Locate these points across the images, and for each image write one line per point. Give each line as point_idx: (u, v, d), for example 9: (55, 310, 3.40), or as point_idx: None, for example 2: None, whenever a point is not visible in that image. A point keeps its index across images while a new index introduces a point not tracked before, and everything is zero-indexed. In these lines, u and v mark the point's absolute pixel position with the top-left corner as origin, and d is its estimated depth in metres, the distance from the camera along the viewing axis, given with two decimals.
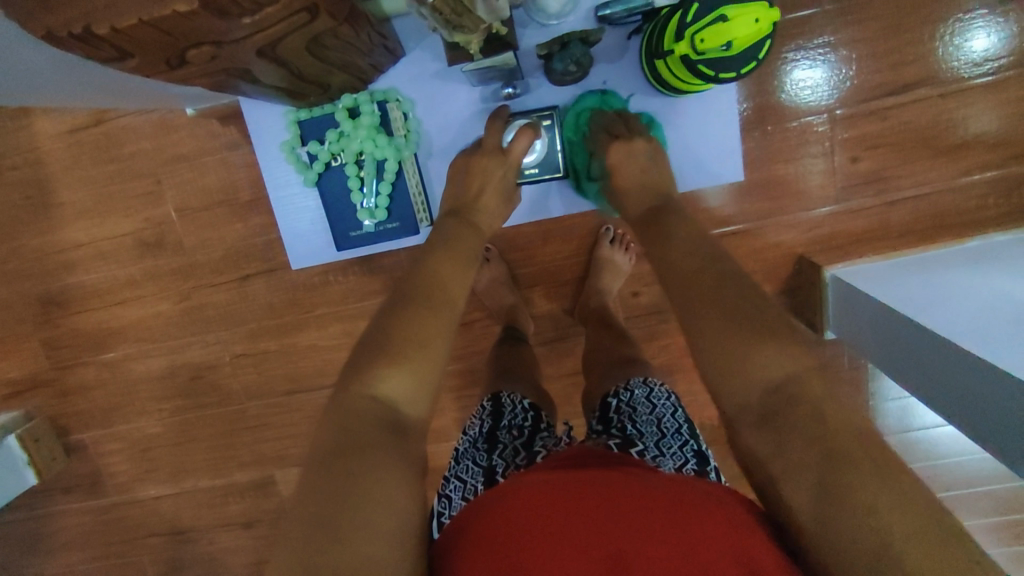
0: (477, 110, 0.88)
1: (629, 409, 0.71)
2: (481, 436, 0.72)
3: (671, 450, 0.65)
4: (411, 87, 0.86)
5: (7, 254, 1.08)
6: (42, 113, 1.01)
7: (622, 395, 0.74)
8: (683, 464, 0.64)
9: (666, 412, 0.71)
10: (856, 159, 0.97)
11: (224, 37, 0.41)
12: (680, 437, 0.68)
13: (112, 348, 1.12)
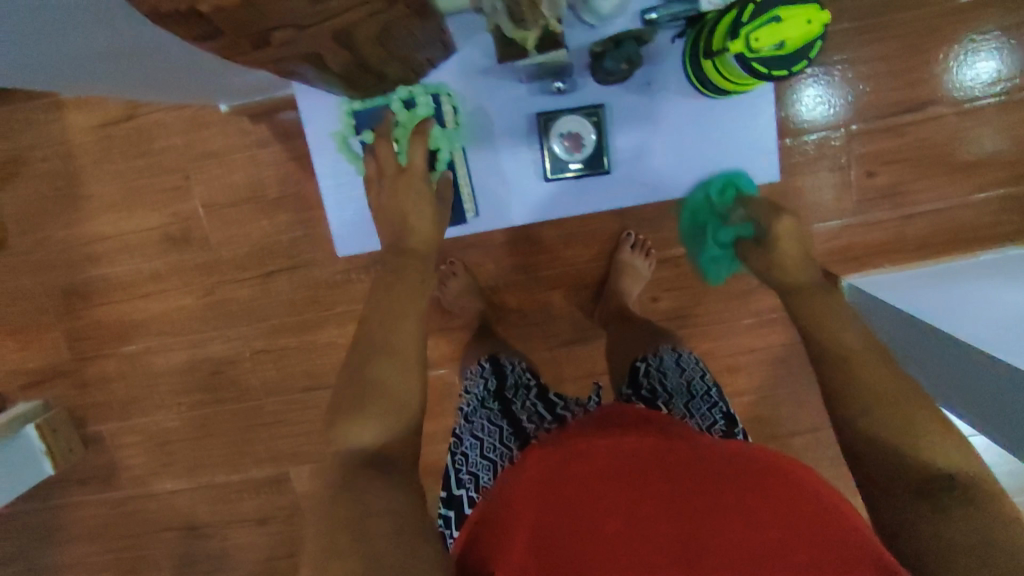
0: (523, 107, 0.80)
1: (659, 373, 0.80)
2: (489, 396, 0.80)
3: (700, 412, 0.74)
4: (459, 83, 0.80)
5: (33, 246, 1.09)
6: (75, 107, 1.03)
7: (651, 360, 0.83)
8: (711, 424, 0.73)
9: (695, 376, 0.80)
10: (873, 173, 0.99)
11: (302, 22, 0.36)
12: (708, 400, 0.77)
13: (134, 340, 1.13)
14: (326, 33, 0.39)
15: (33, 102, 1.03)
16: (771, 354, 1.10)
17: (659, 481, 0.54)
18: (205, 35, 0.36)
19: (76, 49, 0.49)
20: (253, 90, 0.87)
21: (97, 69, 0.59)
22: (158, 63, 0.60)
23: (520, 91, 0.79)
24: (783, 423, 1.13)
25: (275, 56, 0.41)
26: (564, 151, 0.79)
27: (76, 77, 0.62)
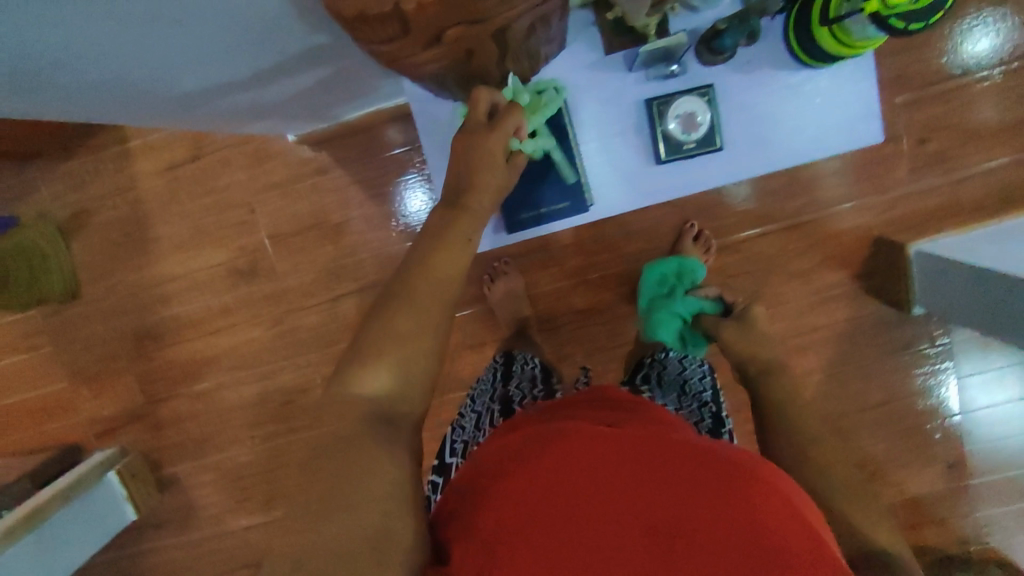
0: (634, 95, 0.74)
1: (659, 367, 0.85)
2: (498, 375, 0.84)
3: (686, 406, 0.77)
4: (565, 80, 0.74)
5: (104, 292, 1.12)
6: (142, 154, 1.07)
7: (658, 355, 0.89)
8: (696, 420, 0.75)
9: (694, 375, 0.83)
10: (924, 141, 1.01)
11: (482, 19, 0.39)
12: (698, 400, 0.79)
13: (204, 378, 1.14)
14: (492, 27, 0.41)
15: (102, 154, 1.07)
16: (838, 330, 1.10)
17: (625, 475, 0.44)
18: (395, 35, 0.38)
19: (211, 46, 0.53)
20: (320, 116, 0.91)
21: (209, 81, 0.62)
22: (263, 74, 0.64)
23: (629, 78, 0.74)
24: (856, 398, 1.13)
25: (442, 59, 0.43)
26: (679, 132, 0.73)
27: (183, 95, 0.65)
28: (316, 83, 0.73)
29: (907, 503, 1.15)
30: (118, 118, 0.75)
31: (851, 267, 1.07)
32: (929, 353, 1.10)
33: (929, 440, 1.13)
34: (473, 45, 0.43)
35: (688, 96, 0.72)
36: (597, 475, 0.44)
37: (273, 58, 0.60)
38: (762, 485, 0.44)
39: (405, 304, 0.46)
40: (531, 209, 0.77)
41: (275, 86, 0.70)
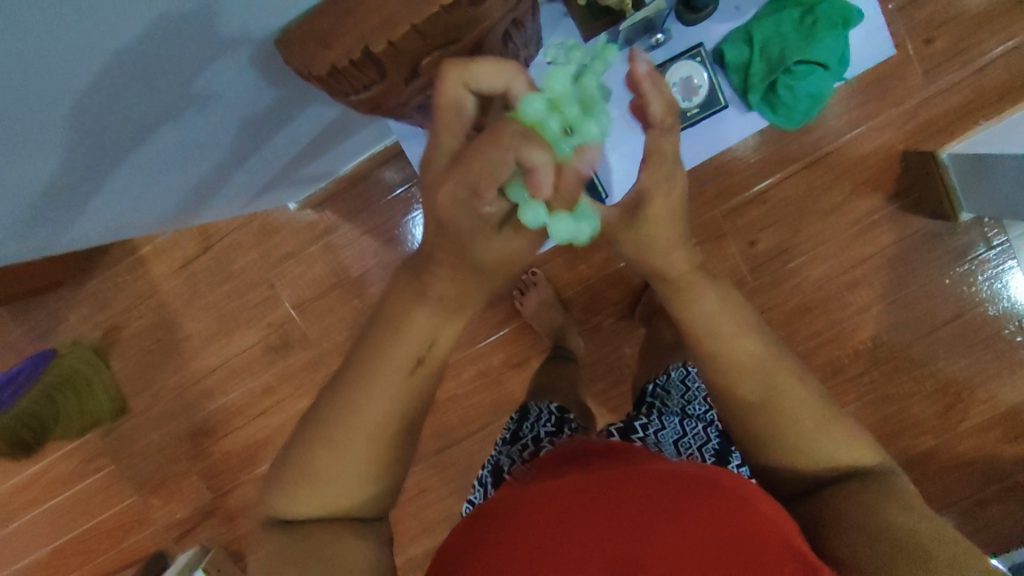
0: None
1: (663, 392, 0.80)
2: (508, 436, 0.76)
3: (694, 430, 0.71)
4: None
5: (151, 400, 1.13)
6: (155, 258, 1.07)
7: (659, 379, 0.84)
8: (702, 444, 0.69)
9: (697, 394, 0.78)
10: (930, 40, 0.97)
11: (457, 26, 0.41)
12: (701, 420, 0.73)
13: (263, 460, 1.13)
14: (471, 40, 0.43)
15: (117, 269, 1.08)
16: (887, 257, 1.05)
17: (654, 468, 0.48)
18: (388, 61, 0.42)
19: (202, 136, 0.52)
20: (316, 177, 0.90)
21: (197, 171, 0.60)
22: (253, 151, 0.63)
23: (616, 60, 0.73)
24: (923, 320, 1.07)
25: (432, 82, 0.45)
26: (679, 100, 0.72)
27: (187, 191, 0.65)
28: (306, 147, 0.71)
29: (1002, 415, 1.09)
30: (123, 233, 0.75)
31: (884, 188, 1.03)
32: (989, 256, 1.04)
33: (1011, 345, 1.06)
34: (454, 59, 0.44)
35: (684, 63, 0.71)
36: (631, 466, 0.48)
37: (263, 131, 0.58)
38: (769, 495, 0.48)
39: (362, 388, 0.43)
40: None
41: (266, 160, 0.69)
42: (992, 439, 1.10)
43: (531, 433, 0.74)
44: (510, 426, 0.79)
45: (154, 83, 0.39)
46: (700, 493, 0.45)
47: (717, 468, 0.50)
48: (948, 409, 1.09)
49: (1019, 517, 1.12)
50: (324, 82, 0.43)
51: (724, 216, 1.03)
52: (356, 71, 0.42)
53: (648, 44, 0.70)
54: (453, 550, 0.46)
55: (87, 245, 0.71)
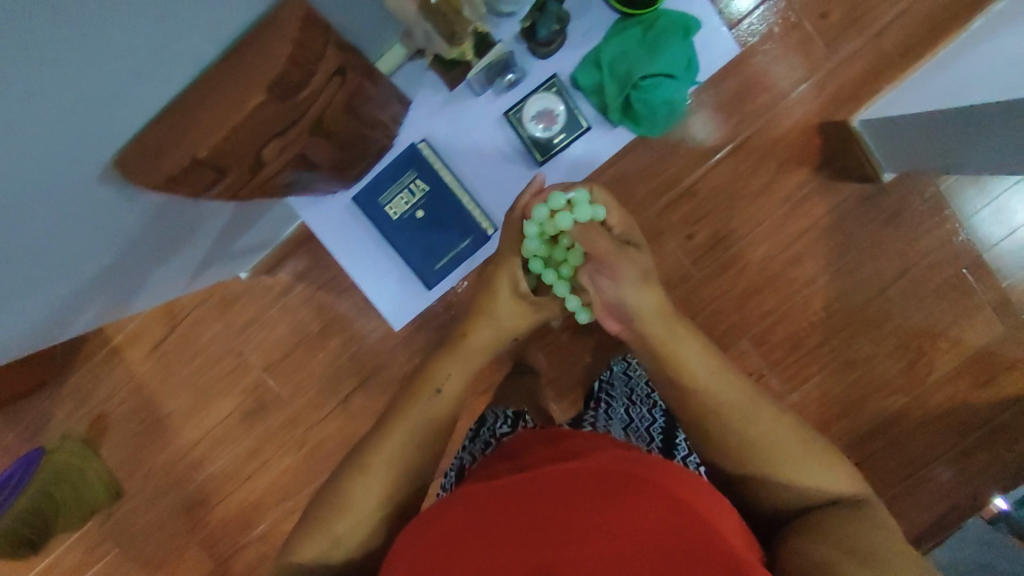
0: (496, 117, 0.82)
1: (608, 385, 0.90)
2: (470, 435, 0.85)
3: (640, 415, 0.82)
4: (431, 126, 0.82)
5: (142, 482, 1.15)
6: (126, 345, 1.11)
7: (605, 374, 0.93)
8: (650, 424, 0.80)
9: (639, 381, 0.88)
10: (825, 14, 0.99)
11: (287, 116, 0.54)
12: (646, 403, 0.84)
13: (259, 521, 1.15)
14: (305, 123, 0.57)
15: (91, 360, 1.12)
16: (825, 227, 1.07)
17: (637, 465, 0.53)
18: (223, 160, 0.52)
19: (98, 238, 0.56)
20: (258, 245, 0.93)
21: (118, 265, 0.66)
22: (165, 238, 0.67)
23: (484, 101, 0.82)
24: (871, 282, 1.09)
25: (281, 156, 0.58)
26: (541, 131, 0.81)
27: (121, 279, 0.70)
28: (226, 225, 0.76)
29: (969, 361, 1.10)
30: (84, 321, 0.80)
31: (808, 162, 1.05)
32: (926, 210, 1.06)
33: (964, 291, 1.08)
34: (296, 137, 0.57)
35: (541, 95, 0.80)
36: (618, 460, 0.53)
37: (174, 223, 0.65)
38: (700, 483, 0.54)
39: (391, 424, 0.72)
40: (439, 258, 0.83)
41: (189, 243, 0.73)
42: (963, 386, 1.11)
43: (490, 431, 0.82)
44: (472, 430, 0.86)
45: (42, 205, 0.46)
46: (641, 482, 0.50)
47: (685, 472, 0.55)
48: (914, 363, 1.11)
49: (1008, 460, 1.12)
50: (180, 188, 0.52)
51: (659, 214, 1.06)
52: (199, 172, 0.51)
53: (504, 84, 0.80)
54: (444, 523, 0.52)
55: (52, 335, 0.76)
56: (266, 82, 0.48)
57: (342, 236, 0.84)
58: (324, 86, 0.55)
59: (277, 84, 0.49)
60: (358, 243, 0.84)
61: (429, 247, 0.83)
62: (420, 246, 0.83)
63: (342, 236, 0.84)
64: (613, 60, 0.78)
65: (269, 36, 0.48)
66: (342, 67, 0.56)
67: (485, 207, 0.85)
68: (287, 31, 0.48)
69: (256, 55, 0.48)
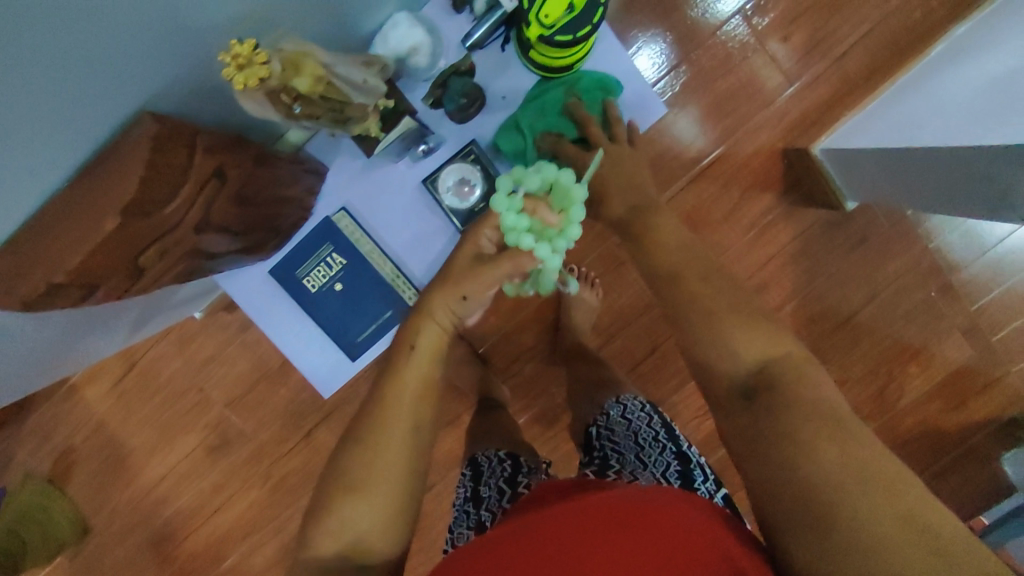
0: (413, 186, 0.90)
1: (607, 432, 0.78)
2: (469, 497, 0.77)
3: (653, 459, 0.70)
4: (351, 193, 0.90)
5: (109, 517, 1.15)
6: (87, 383, 1.11)
7: (601, 420, 0.82)
8: (666, 470, 0.69)
9: (642, 423, 0.77)
10: (788, 37, 0.99)
11: (166, 229, 0.55)
12: (657, 445, 0.73)
13: (227, 555, 1.15)
14: (187, 228, 0.57)
15: (53, 398, 1.11)
16: (791, 252, 1.05)
17: (656, 498, 0.50)
18: (91, 279, 0.52)
19: None
20: (199, 297, 0.91)
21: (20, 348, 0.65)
22: (65, 320, 0.66)
23: (403, 167, 0.90)
24: (840, 308, 1.07)
25: (169, 263, 0.59)
26: (456, 202, 0.88)
27: (33, 355, 0.70)
28: (141, 298, 0.74)
29: (941, 385, 1.08)
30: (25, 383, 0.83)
31: (773, 188, 1.03)
32: (894, 232, 1.04)
33: (935, 314, 1.06)
34: (184, 241, 0.59)
35: (459, 164, 0.86)
36: (627, 495, 0.50)
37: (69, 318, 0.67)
38: (703, 505, 0.51)
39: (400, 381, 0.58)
40: (363, 326, 0.93)
41: (102, 316, 0.72)
42: (935, 410, 1.09)
43: (494, 488, 0.75)
44: (468, 486, 0.80)
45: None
46: (645, 513, 0.48)
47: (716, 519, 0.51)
48: (885, 388, 1.09)
49: (981, 484, 1.10)
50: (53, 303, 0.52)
51: (621, 243, 1.05)
52: (65, 293, 0.52)
53: (418, 154, 0.87)
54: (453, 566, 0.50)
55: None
56: (119, 207, 0.48)
57: (274, 302, 0.93)
58: (199, 191, 0.56)
59: (132, 207, 0.49)
60: (287, 310, 0.93)
61: (352, 315, 0.92)
62: (345, 315, 0.92)
63: (272, 303, 0.93)
64: (537, 118, 0.84)
65: (122, 158, 0.49)
66: (220, 169, 0.58)
67: (408, 272, 0.92)
68: (141, 151, 0.48)
69: (109, 178, 0.49)
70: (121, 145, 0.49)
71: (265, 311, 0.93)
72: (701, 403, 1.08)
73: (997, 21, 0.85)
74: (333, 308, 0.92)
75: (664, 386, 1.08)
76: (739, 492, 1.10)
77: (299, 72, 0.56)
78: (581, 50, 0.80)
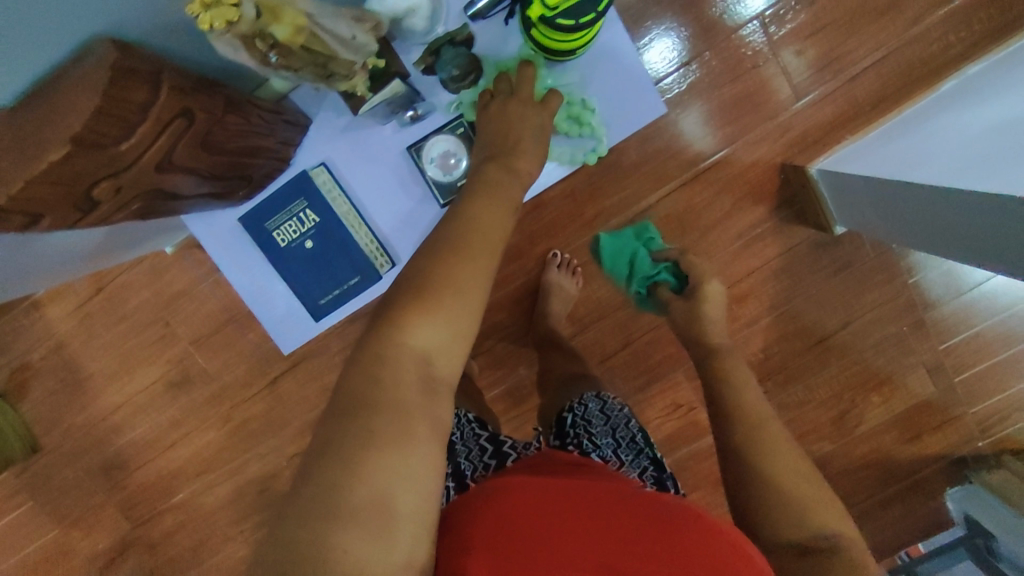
0: (396, 152, 0.89)
1: (584, 422, 0.75)
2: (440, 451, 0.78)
3: (631, 460, 0.72)
4: (331, 150, 0.88)
5: (62, 438, 1.14)
6: (50, 301, 1.09)
7: (577, 409, 0.79)
8: (641, 471, 0.70)
9: (621, 423, 0.77)
10: (802, 51, 0.97)
11: (121, 166, 0.54)
12: (634, 448, 0.74)
13: (179, 490, 1.16)
14: (147, 166, 0.57)
15: (14, 313, 1.09)
16: (775, 268, 1.05)
17: (615, 496, 0.54)
18: (34, 208, 0.51)
19: None
20: (174, 229, 0.89)
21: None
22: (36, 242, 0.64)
23: (388, 131, 0.88)
24: (813, 330, 1.07)
25: (123, 200, 0.59)
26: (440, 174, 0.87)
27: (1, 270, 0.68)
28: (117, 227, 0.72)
29: (899, 418, 1.10)
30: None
31: (765, 202, 1.03)
32: (878, 263, 1.04)
33: (904, 349, 1.07)
34: (139, 179, 0.58)
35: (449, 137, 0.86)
36: (606, 490, 0.56)
37: (36, 241, 0.64)
38: (659, 508, 0.54)
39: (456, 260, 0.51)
40: (332, 288, 0.92)
41: (74, 240, 0.71)
42: (889, 440, 1.11)
43: (473, 447, 0.76)
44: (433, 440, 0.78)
45: None
46: (633, 502, 0.54)
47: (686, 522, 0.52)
48: (846, 413, 1.10)
49: (923, 517, 1.12)
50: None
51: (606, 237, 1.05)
52: (5, 217, 0.50)
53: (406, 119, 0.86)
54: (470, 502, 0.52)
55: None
56: (70, 137, 0.48)
57: (241, 248, 0.92)
58: (161, 132, 0.56)
59: (84, 138, 0.49)
60: (252, 258, 0.92)
61: (318, 276, 0.91)
62: (311, 275, 0.91)
63: (238, 248, 0.92)
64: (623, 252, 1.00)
65: (73, 88, 0.48)
66: (188, 110, 0.58)
67: (382, 241, 0.91)
68: (95, 84, 0.48)
69: (61, 109, 0.48)
70: (67, 76, 0.49)
71: (233, 259, 0.93)
72: (666, 404, 1.10)
73: (1004, 70, 0.85)
74: (299, 266, 0.91)
75: (630, 383, 1.09)
76: (690, 495, 1.12)
77: (279, 20, 0.55)
78: (582, 36, 0.78)
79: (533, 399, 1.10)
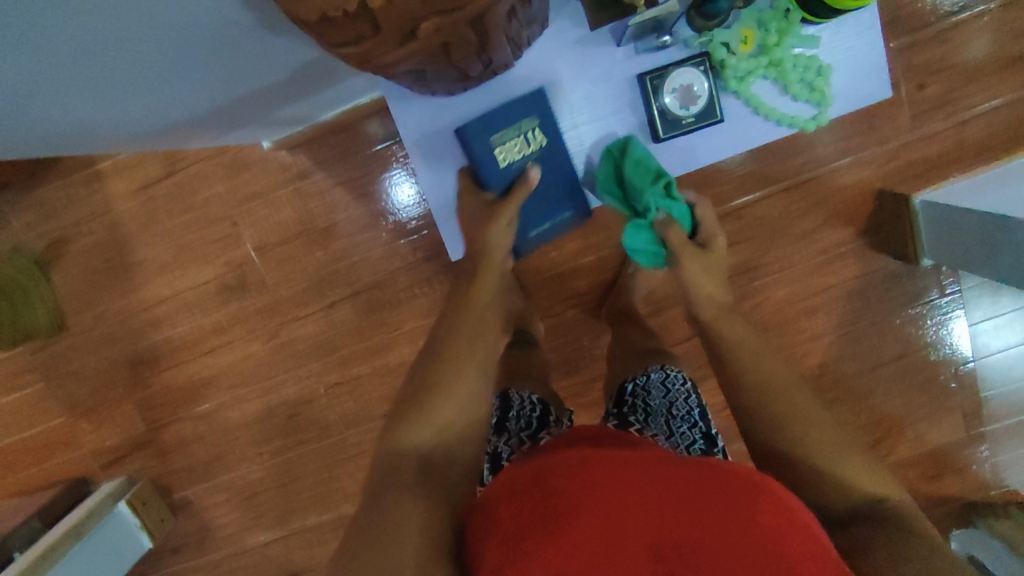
0: (626, 75, 0.78)
1: (643, 393, 0.79)
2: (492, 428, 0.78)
3: (679, 431, 0.73)
4: (557, 62, 0.78)
5: (93, 321, 1.08)
6: (114, 175, 1.03)
7: (639, 378, 0.82)
8: (691, 443, 0.71)
9: (679, 397, 0.78)
10: (923, 85, 1.00)
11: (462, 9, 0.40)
12: (687, 420, 0.75)
13: (205, 399, 1.11)
14: (469, 17, 0.42)
15: (72, 181, 1.03)
16: (848, 288, 1.08)
17: (675, 467, 0.52)
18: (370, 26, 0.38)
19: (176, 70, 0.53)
20: (293, 121, 0.89)
21: (176, 105, 0.62)
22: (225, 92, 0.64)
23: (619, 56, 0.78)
24: (870, 355, 1.11)
25: (422, 50, 0.44)
26: (675, 107, 0.77)
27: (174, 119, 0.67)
28: (282, 93, 0.73)
29: (929, 455, 1.13)
30: (98, 147, 0.70)
31: (854, 222, 1.05)
32: (940, 303, 1.08)
33: (945, 390, 1.11)
34: (453, 32, 0.44)
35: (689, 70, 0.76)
36: (667, 462, 0.52)
37: (227, 89, 0.64)
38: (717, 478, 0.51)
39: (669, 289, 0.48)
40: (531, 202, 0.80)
41: (243, 101, 0.70)
42: (915, 475, 1.14)
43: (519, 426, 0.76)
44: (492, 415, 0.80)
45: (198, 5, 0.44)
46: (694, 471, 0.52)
47: (772, 499, 0.48)
48: (880, 441, 1.14)
49: None
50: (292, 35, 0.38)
51: None
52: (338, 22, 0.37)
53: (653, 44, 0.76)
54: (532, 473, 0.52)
55: (67, 152, 0.67)
56: None
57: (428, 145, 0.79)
58: None
59: None
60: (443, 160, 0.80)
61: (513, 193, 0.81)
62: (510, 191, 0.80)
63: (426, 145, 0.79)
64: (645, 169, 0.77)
65: None
66: None
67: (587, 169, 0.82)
68: None
69: None
70: None
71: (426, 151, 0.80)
72: (716, 400, 1.11)
73: None
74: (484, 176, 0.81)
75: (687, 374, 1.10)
76: None
77: None
78: None
79: (590, 371, 1.10)
